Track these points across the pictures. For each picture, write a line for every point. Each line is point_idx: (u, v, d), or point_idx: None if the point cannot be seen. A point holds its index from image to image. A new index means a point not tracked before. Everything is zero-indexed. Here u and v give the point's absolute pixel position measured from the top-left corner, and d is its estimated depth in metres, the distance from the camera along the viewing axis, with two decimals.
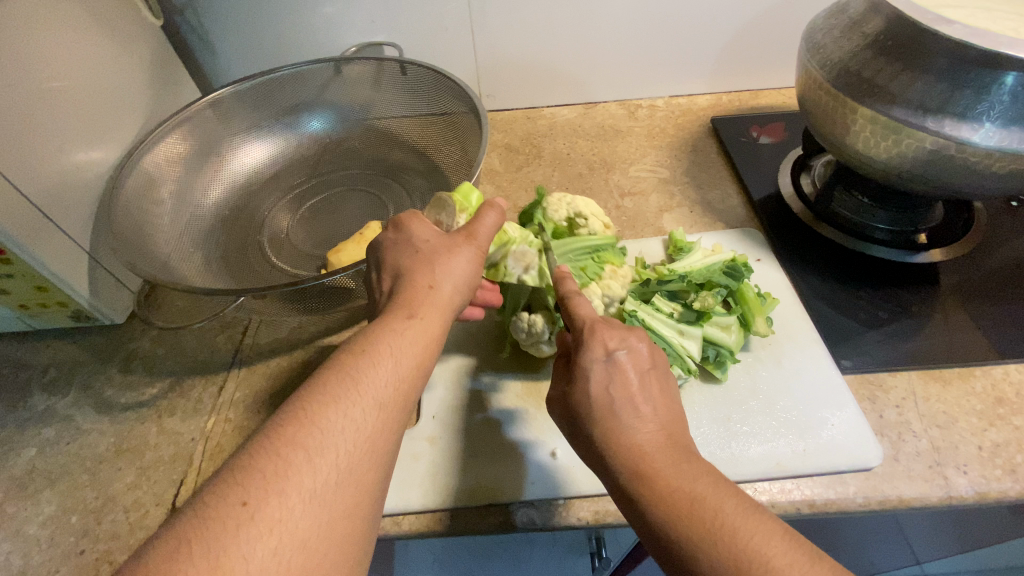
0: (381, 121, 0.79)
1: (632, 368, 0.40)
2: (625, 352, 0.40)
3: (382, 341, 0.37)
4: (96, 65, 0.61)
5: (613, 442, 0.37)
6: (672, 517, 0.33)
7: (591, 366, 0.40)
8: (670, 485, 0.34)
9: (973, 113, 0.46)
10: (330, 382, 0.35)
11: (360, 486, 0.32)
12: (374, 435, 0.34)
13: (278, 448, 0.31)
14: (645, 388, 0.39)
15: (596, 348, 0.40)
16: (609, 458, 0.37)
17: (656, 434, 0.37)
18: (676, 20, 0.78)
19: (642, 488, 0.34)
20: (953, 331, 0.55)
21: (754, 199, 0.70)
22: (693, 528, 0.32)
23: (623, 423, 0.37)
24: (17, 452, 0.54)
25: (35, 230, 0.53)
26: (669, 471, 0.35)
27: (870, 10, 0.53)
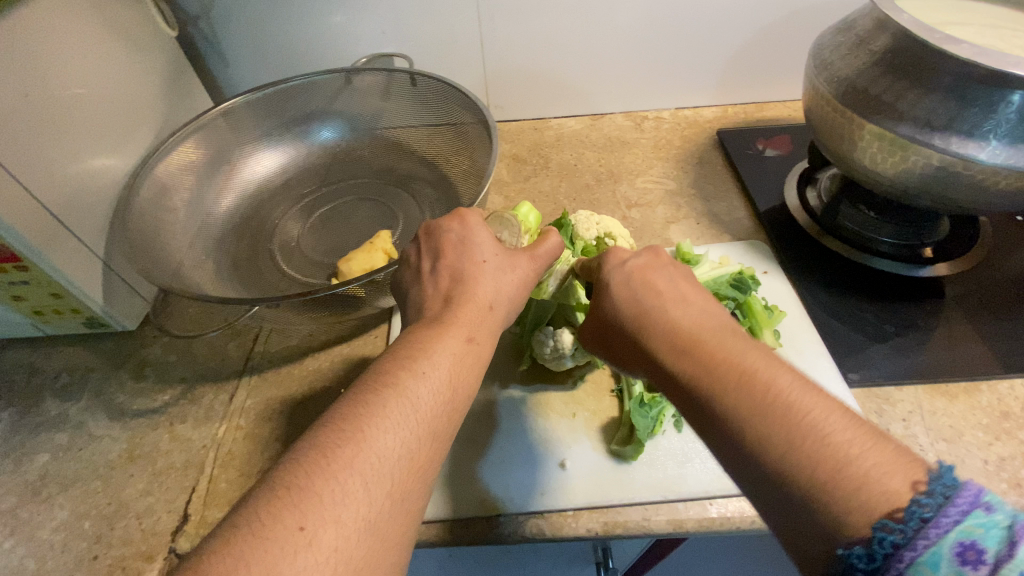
0: (391, 131, 0.80)
1: (651, 267, 0.43)
2: (638, 259, 0.43)
3: (439, 363, 0.38)
4: (112, 74, 0.62)
5: (647, 318, 0.39)
6: (714, 372, 0.33)
7: (612, 270, 0.43)
8: (709, 353, 0.34)
9: (979, 131, 0.47)
10: (387, 402, 0.35)
11: (407, 514, 0.33)
12: (424, 462, 0.35)
13: (337, 471, 0.32)
14: (669, 282, 0.41)
15: (613, 258, 0.45)
16: (644, 331, 0.38)
17: (688, 313, 0.38)
18: (683, 34, 0.79)
19: (682, 355, 0.35)
20: (958, 345, 0.56)
21: (761, 212, 0.71)
22: (736, 389, 0.32)
23: (662, 311, 0.39)
24: (30, 458, 0.54)
25: (50, 236, 0.54)
26: (715, 345, 0.35)
27: (877, 28, 0.54)
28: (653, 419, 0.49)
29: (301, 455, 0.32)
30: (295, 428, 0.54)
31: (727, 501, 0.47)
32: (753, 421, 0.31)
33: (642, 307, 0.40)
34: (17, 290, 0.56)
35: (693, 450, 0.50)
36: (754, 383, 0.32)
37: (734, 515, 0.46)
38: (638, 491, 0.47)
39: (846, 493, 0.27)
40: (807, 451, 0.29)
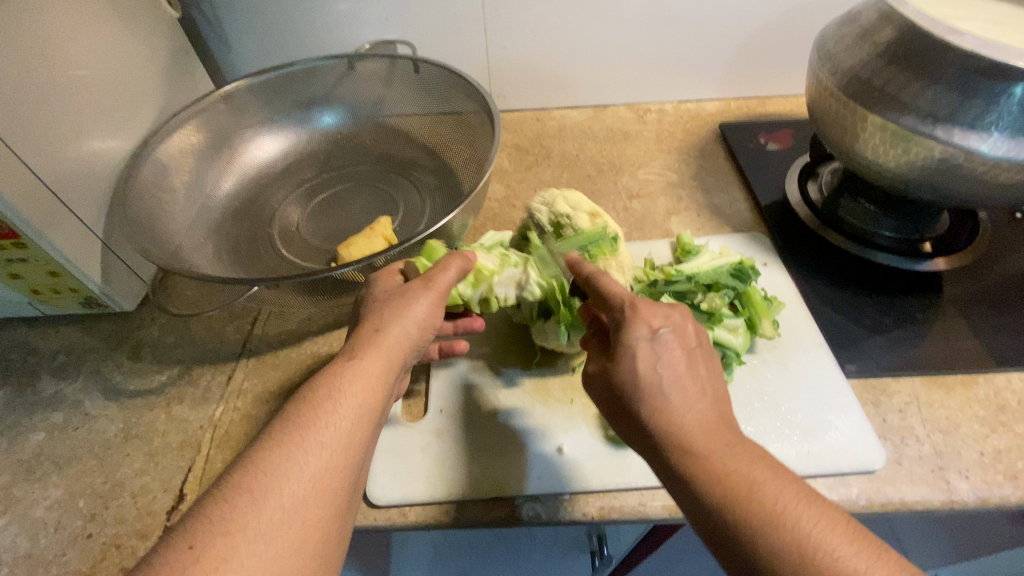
0: (392, 118, 0.79)
1: (678, 346, 0.40)
2: (669, 329, 0.40)
3: (328, 379, 0.38)
4: (114, 54, 0.62)
5: (664, 421, 0.37)
6: (731, 498, 0.33)
7: (636, 344, 0.39)
8: (722, 473, 0.34)
9: (981, 123, 0.47)
10: (276, 424, 0.36)
11: (305, 527, 0.32)
12: (319, 471, 0.34)
13: (223, 495, 0.32)
14: (689, 365, 0.40)
15: (641, 326, 0.40)
16: (661, 435, 0.37)
17: (702, 412, 0.37)
18: (687, 26, 0.79)
19: (696, 471, 0.35)
20: (955, 338, 0.56)
21: (762, 205, 0.71)
22: (754, 514, 0.33)
23: (671, 401, 0.38)
24: (25, 436, 0.54)
25: (49, 214, 0.53)
26: (722, 449, 0.36)
27: (882, 20, 0.54)
28: None
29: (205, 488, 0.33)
30: None
31: None
32: (762, 541, 0.32)
33: (659, 400, 0.38)
34: (15, 268, 0.56)
35: None
36: (767, 507, 0.33)
37: None
38: (635, 476, 0.47)
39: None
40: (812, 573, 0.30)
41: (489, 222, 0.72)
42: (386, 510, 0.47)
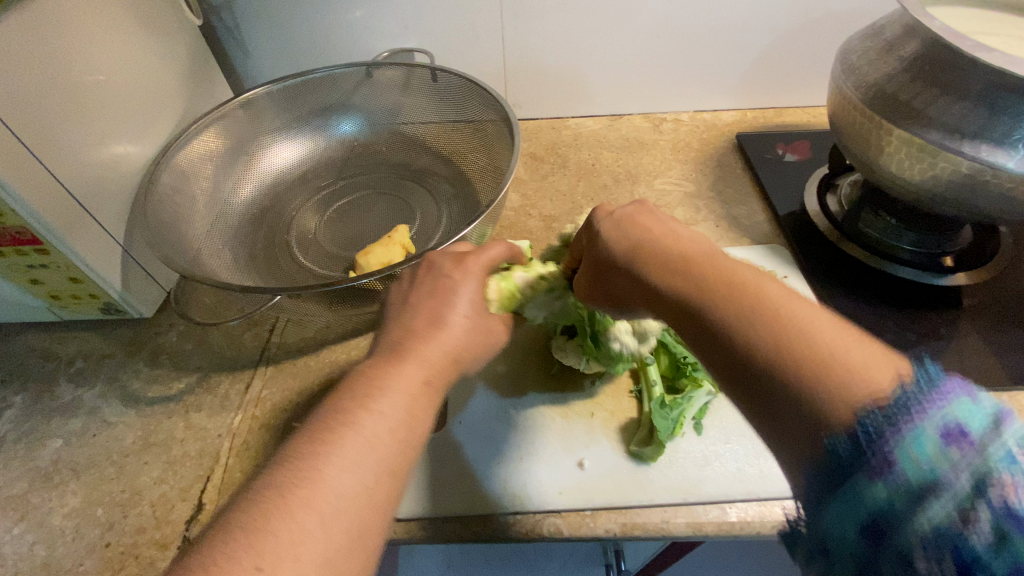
0: (409, 126, 0.79)
1: (638, 214, 0.43)
2: (627, 209, 0.44)
3: (397, 399, 0.37)
4: (136, 61, 0.62)
5: (636, 258, 0.39)
6: (711, 299, 0.34)
7: (599, 221, 0.44)
8: (702, 283, 0.35)
9: (1010, 140, 0.47)
10: (343, 438, 0.34)
11: (367, 552, 0.32)
12: (381, 499, 0.34)
13: (291, 512, 0.30)
14: (659, 222, 0.41)
15: (602, 211, 0.44)
16: (636, 267, 0.39)
17: (677, 245, 0.39)
18: (705, 36, 0.79)
19: (675, 285, 0.36)
20: (979, 355, 0.55)
21: (781, 216, 0.70)
22: (732, 306, 0.33)
23: (641, 241, 0.40)
24: (43, 442, 0.54)
25: (71, 221, 0.53)
26: (705, 267, 0.36)
27: (907, 34, 0.54)
28: (675, 419, 0.49)
29: (253, 494, 0.32)
30: None
31: (747, 506, 0.46)
32: (746, 334, 0.32)
33: (633, 244, 0.40)
34: (35, 274, 0.56)
35: (713, 453, 0.49)
36: (751, 305, 0.32)
37: (754, 519, 0.46)
38: (658, 493, 0.47)
39: (831, 388, 0.28)
40: (798, 354, 0.30)
41: (506, 231, 0.72)
42: (406, 522, 0.47)
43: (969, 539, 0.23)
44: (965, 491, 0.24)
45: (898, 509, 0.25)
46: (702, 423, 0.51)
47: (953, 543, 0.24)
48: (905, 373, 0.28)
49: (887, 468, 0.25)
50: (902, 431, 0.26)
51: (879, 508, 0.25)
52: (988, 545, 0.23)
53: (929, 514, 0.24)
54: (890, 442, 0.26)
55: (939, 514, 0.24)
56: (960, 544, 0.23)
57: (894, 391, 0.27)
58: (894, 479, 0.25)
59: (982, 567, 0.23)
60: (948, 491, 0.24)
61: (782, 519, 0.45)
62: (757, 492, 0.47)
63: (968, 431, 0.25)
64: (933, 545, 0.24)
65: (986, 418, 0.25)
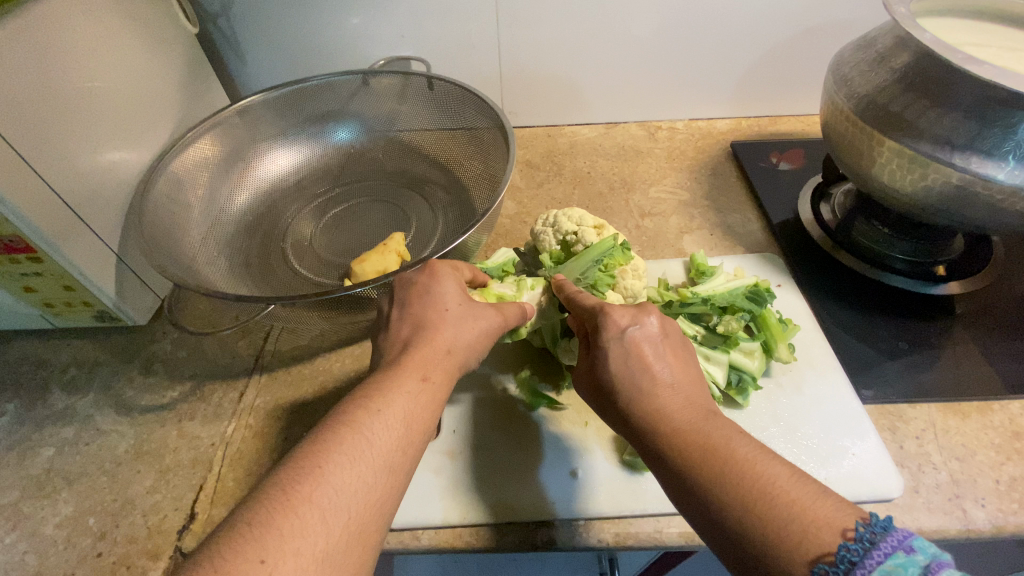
0: (405, 133, 0.80)
1: (646, 344, 0.42)
2: (636, 328, 0.43)
3: (396, 400, 0.38)
4: (133, 69, 0.63)
5: (636, 407, 0.40)
6: (694, 458, 0.36)
7: (608, 344, 0.43)
8: (689, 439, 0.37)
9: (999, 152, 0.47)
10: (343, 438, 0.35)
11: (367, 548, 0.33)
12: (381, 496, 0.34)
13: (294, 505, 0.31)
14: (660, 360, 0.42)
15: (613, 327, 0.43)
16: (632, 416, 0.40)
17: (672, 396, 0.40)
18: (700, 46, 0.80)
19: (664, 440, 0.38)
20: (972, 365, 0.56)
21: (775, 225, 0.71)
22: (711, 466, 0.35)
23: (636, 379, 0.41)
24: (36, 451, 0.54)
25: (66, 230, 0.53)
26: (688, 425, 0.38)
27: (899, 46, 0.54)
28: None
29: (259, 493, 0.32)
30: (306, 430, 0.53)
31: None
32: (720, 490, 0.34)
33: (630, 386, 0.41)
34: (29, 282, 0.56)
35: None
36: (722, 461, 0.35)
37: None
38: (651, 502, 0.47)
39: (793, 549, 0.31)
40: (764, 524, 0.32)
41: (501, 239, 0.72)
42: (400, 532, 0.47)
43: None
44: None
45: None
46: None
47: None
48: (852, 527, 0.30)
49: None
50: None
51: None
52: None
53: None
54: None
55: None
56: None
57: (839, 551, 0.29)
58: None
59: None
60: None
61: None
62: None
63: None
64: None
65: (918, 569, 0.27)
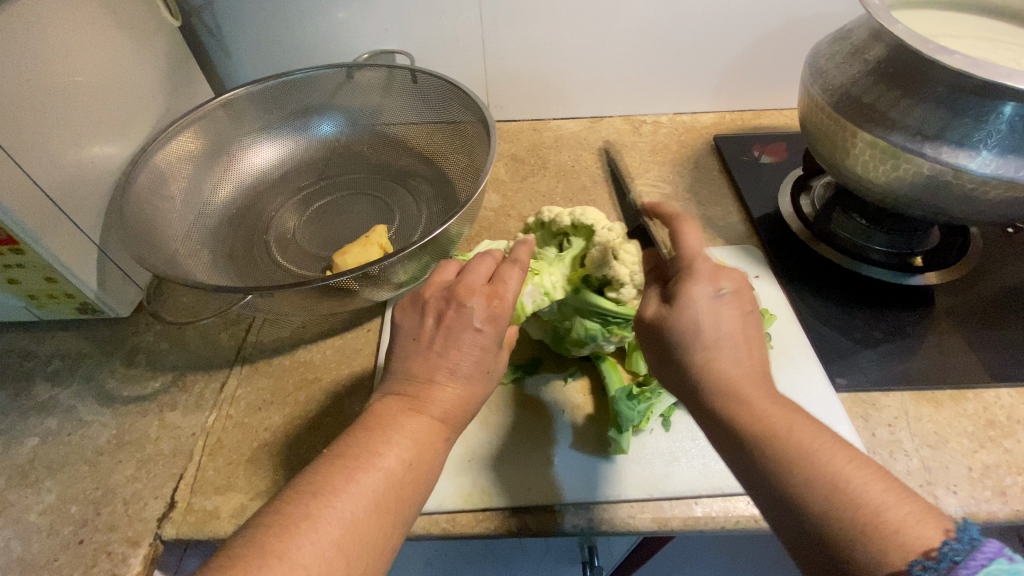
0: (390, 127, 0.80)
1: (737, 309, 0.42)
2: (731, 292, 0.42)
3: (419, 398, 0.40)
4: (115, 62, 0.63)
5: (717, 377, 0.39)
6: (768, 438, 0.36)
7: (702, 296, 0.41)
8: (767, 420, 0.37)
9: (970, 141, 0.48)
10: (371, 432, 0.38)
11: (387, 533, 0.35)
12: (404, 485, 0.36)
13: (321, 489, 0.34)
14: (749, 337, 0.41)
15: (711, 280, 0.42)
16: (710, 388, 0.39)
17: (749, 370, 0.40)
18: (684, 40, 0.80)
19: (743, 414, 0.38)
20: (947, 354, 0.56)
21: (755, 218, 0.71)
22: (789, 450, 0.35)
23: (714, 341, 0.40)
24: (19, 441, 0.54)
25: (46, 220, 0.54)
26: (764, 406, 0.38)
27: (872, 38, 0.55)
28: (641, 412, 0.49)
29: (273, 522, 0.32)
30: (286, 419, 0.54)
31: (711, 500, 0.47)
32: (804, 479, 0.34)
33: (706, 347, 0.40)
34: (12, 274, 0.56)
35: (680, 450, 0.50)
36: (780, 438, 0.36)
37: (718, 515, 0.46)
38: (623, 489, 0.48)
39: (877, 544, 0.30)
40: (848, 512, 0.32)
41: (484, 231, 0.73)
42: None
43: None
44: None
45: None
46: (670, 419, 0.52)
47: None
48: (950, 528, 0.30)
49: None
50: None
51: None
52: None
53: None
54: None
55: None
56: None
57: (942, 547, 0.29)
58: None
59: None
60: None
61: (746, 515, 0.46)
62: (719, 486, 0.47)
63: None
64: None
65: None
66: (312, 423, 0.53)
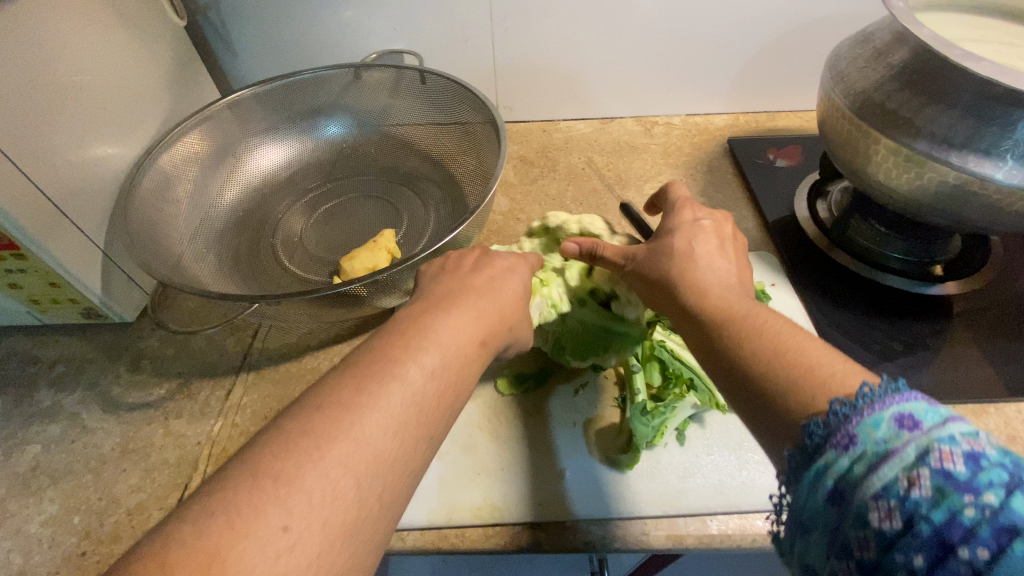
0: (398, 128, 0.79)
1: (714, 233, 0.45)
2: (709, 220, 0.46)
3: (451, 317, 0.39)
4: (118, 61, 0.62)
5: (688, 279, 0.41)
6: (741, 337, 0.36)
7: (680, 225, 0.46)
8: (739, 326, 0.37)
9: (997, 151, 0.46)
10: (403, 340, 0.36)
11: (418, 445, 0.33)
12: (436, 399, 0.35)
13: (354, 394, 0.32)
14: (728, 255, 0.44)
15: (686, 215, 0.47)
16: (681, 289, 0.41)
17: (724, 280, 0.41)
18: (698, 40, 0.78)
19: (713, 316, 0.38)
20: (968, 367, 0.55)
21: (770, 223, 0.70)
22: (762, 354, 0.34)
23: (687, 254, 0.43)
24: (21, 449, 0.53)
25: (49, 225, 0.53)
26: (736, 307, 0.38)
27: (896, 41, 0.53)
28: (655, 427, 0.48)
29: (282, 440, 0.30)
30: None
31: (728, 517, 0.46)
32: (771, 376, 0.33)
33: (682, 264, 0.42)
34: (14, 279, 0.56)
35: (695, 465, 0.49)
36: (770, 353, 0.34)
37: (734, 532, 0.45)
38: (636, 505, 0.46)
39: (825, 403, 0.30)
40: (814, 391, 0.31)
41: (493, 235, 0.71)
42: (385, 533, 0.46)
43: (910, 499, 0.24)
44: (910, 462, 0.25)
45: (856, 476, 0.26)
46: (685, 433, 0.51)
47: (897, 502, 0.24)
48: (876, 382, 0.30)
49: (848, 443, 0.27)
50: (863, 416, 0.27)
51: (841, 477, 0.27)
52: (927, 503, 0.24)
53: (877, 479, 0.25)
54: (851, 423, 0.27)
55: (886, 479, 0.25)
56: (902, 503, 0.24)
57: (861, 392, 0.29)
58: (851, 454, 0.27)
59: (923, 522, 0.24)
60: (896, 460, 0.25)
61: (763, 533, 0.45)
62: (736, 503, 0.46)
63: (920, 421, 0.26)
64: (880, 506, 0.25)
65: (943, 415, 0.26)
66: None
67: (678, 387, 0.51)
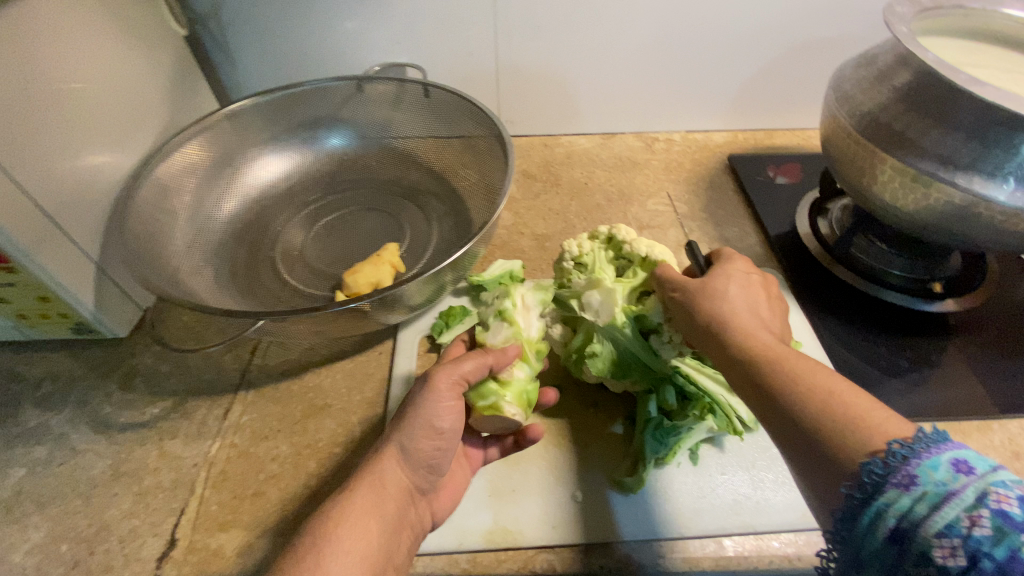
0: (399, 140, 0.78)
1: (761, 288, 0.46)
2: (758, 276, 0.47)
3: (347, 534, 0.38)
4: (117, 70, 0.60)
5: (731, 323, 0.41)
6: (784, 375, 0.36)
7: (732, 273, 0.46)
8: (781, 366, 0.37)
9: (1000, 173, 0.47)
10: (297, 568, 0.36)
11: None
12: None
13: None
14: (769, 308, 0.44)
15: (741, 265, 0.47)
16: (726, 332, 0.41)
17: (766, 330, 0.41)
18: (698, 59, 0.79)
19: (751, 357, 0.39)
20: (971, 383, 0.55)
21: (772, 238, 0.70)
22: (808, 394, 0.35)
23: (732, 302, 0.43)
24: (5, 472, 0.51)
25: (41, 237, 0.51)
26: (783, 352, 0.38)
27: (899, 64, 0.55)
28: (667, 445, 0.48)
29: None
30: (296, 449, 0.51)
31: (744, 538, 0.45)
32: (820, 418, 0.34)
33: (728, 306, 0.43)
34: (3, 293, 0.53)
35: (709, 484, 0.48)
36: (809, 384, 0.35)
37: (751, 554, 0.45)
38: (653, 526, 0.46)
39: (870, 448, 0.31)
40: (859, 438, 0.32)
41: (497, 249, 0.71)
42: None
43: (973, 538, 0.26)
44: (971, 502, 0.26)
45: (917, 516, 0.27)
46: (698, 453, 0.50)
47: (960, 541, 0.26)
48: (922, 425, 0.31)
49: (908, 483, 0.28)
50: (921, 457, 0.29)
51: (901, 516, 0.28)
52: (989, 541, 0.25)
53: (939, 518, 0.27)
54: (910, 464, 0.29)
55: (949, 518, 0.26)
56: (965, 540, 0.26)
57: (915, 434, 0.30)
58: (912, 493, 0.28)
59: (986, 559, 0.25)
60: (957, 501, 0.27)
61: (779, 554, 0.44)
62: (751, 524, 0.46)
63: (975, 466, 0.28)
64: (943, 544, 0.26)
65: (994, 461, 0.28)
66: (323, 453, 0.51)
67: (696, 410, 0.50)
